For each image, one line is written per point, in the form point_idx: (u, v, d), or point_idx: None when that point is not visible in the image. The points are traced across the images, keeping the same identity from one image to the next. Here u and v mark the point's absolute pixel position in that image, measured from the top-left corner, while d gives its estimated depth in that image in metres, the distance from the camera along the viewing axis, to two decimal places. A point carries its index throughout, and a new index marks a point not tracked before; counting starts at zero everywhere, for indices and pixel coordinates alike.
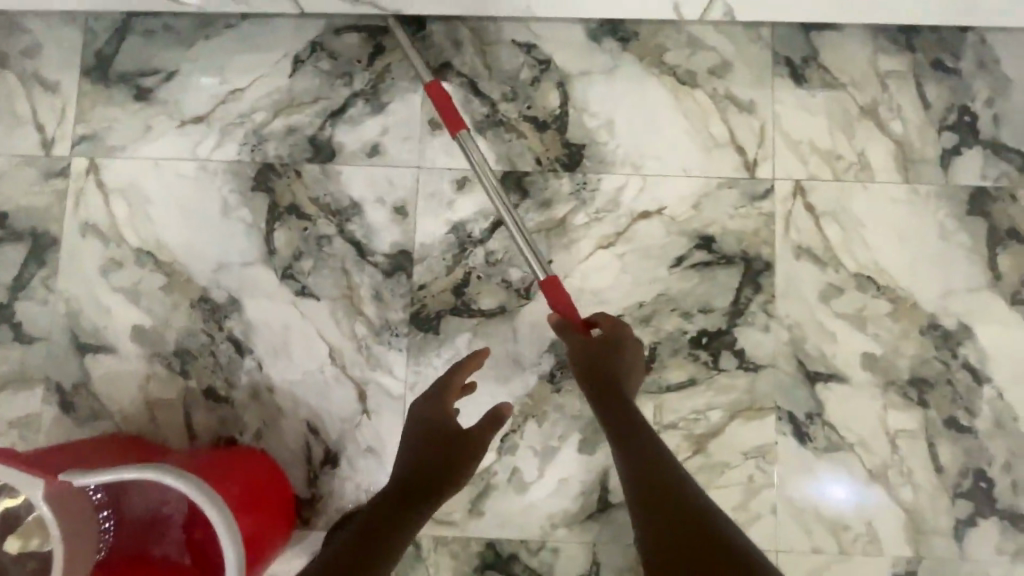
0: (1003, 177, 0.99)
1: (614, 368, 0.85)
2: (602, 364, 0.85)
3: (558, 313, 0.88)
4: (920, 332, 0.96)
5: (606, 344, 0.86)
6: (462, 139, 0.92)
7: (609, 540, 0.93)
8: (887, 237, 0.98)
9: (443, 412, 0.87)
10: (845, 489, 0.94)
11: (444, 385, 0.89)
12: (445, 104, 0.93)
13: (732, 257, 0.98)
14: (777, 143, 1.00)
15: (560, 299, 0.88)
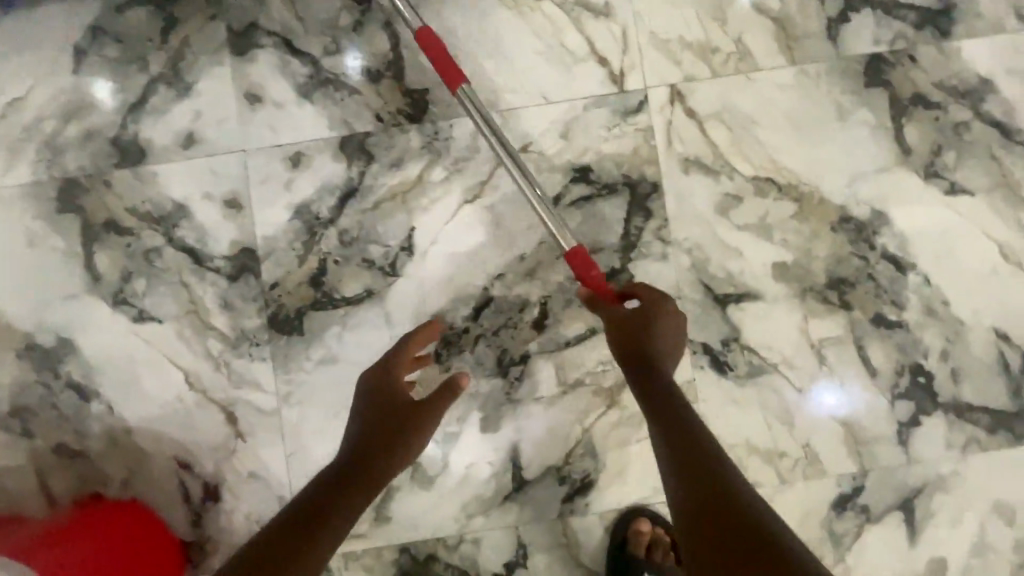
0: (898, 38, 0.88)
1: (644, 333, 0.71)
2: (630, 333, 0.72)
3: (586, 286, 0.76)
4: (831, 229, 0.87)
5: (641, 315, 0.72)
6: (462, 96, 0.77)
7: (532, 519, 0.85)
8: (781, 131, 0.87)
9: (397, 385, 0.74)
10: (837, 395, 0.86)
11: (394, 355, 0.78)
12: (438, 55, 0.77)
13: (614, 185, 0.87)
14: (643, 47, 0.88)
15: (586, 270, 0.75)
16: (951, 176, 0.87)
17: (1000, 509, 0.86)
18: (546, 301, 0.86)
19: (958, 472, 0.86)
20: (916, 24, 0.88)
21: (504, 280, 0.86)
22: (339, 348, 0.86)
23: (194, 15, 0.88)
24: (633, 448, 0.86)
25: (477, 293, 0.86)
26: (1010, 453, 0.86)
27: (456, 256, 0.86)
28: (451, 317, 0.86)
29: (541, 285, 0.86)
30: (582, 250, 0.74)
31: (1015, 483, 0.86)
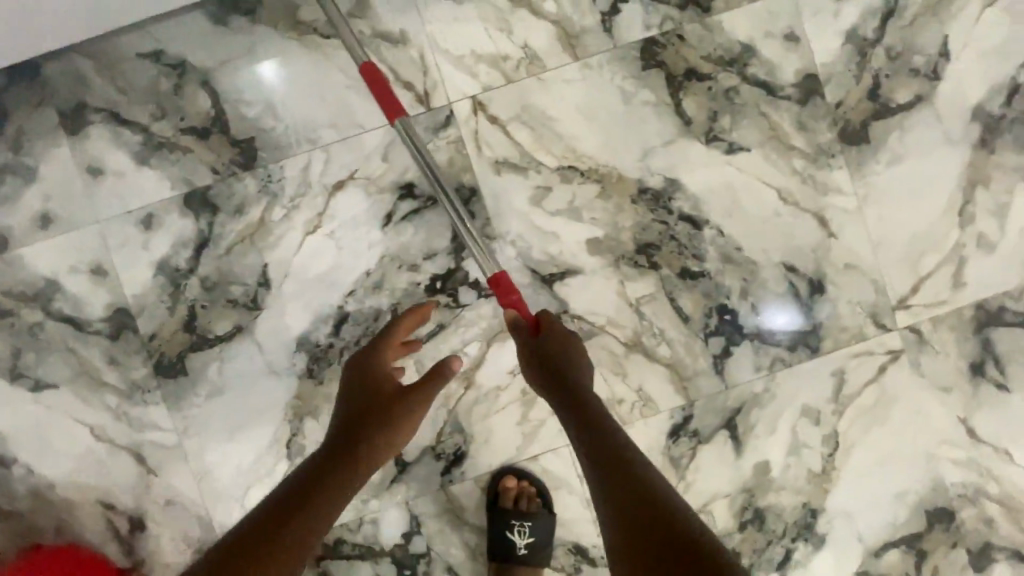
0: (665, 20, 0.98)
1: (562, 358, 0.84)
2: (552, 359, 0.84)
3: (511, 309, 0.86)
4: (632, 201, 0.99)
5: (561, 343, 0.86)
6: (400, 127, 0.85)
7: (418, 493, 0.99)
8: (575, 122, 0.98)
9: (386, 371, 0.87)
10: (788, 316, 1.01)
11: (383, 338, 0.90)
12: (380, 89, 0.85)
13: (437, 195, 0.97)
14: (440, 66, 0.97)
15: (510, 291, 0.86)
16: (729, 137, 0.99)
17: (808, 413, 1.02)
18: (396, 307, 0.98)
19: (769, 388, 1.01)
20: (679, 5, 0.98)
21: (356, 296, 0.97)
22: (223, 381, 0.97)
23: (24, 103, 0.95)
24: (493, 419, 0.99)
25: (334, 311, 0.97)
26: (810, 365, 1.01)
27: (310, 282, 0.97)
28: (316, 336, 0.97)
29: (390, 294, 0.97)
30: (504, 275, 0.86)
31: (816, 389, 1.01)
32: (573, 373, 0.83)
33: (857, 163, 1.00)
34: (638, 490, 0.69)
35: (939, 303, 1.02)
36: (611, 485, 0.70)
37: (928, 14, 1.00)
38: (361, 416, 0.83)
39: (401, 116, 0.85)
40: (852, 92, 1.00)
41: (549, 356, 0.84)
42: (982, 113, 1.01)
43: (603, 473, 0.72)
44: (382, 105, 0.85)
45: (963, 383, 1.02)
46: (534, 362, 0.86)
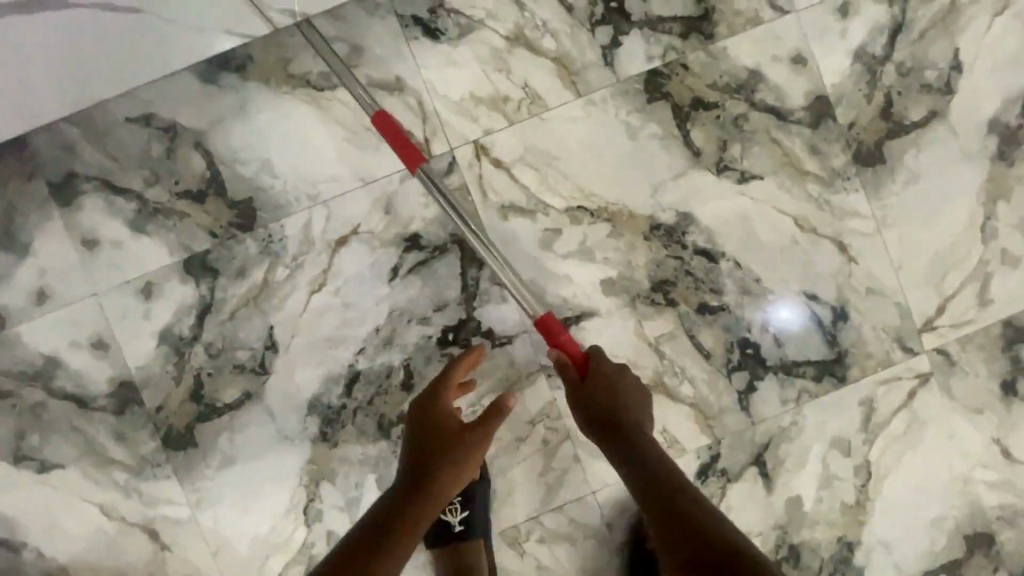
0: (668, 50, 0.95)
1: (616, 399, 0.83)
2: (605, 399, 0.83)
3: (557, 350, 0.84)
4: (645, 238, 0.96)
5: (610, 378, 0.84)
6: (422, 174, 0.83)
7: None
8: (582, 160, 0.95)
9: (448, 413, 0.84)
10: (790, 311, 0.97)
11: (443, 379, 0.87)
12: (396, 138, 0.82)
13: (443, 244, 0.94)
14: (439, 112, 0.94)
15: (558, 333, 0.82)
16: (740, 166, 0.96)
17: (838, 443, 0.98)
18: (408, 362, 0.95)
19: (797, 421, 0.98)
20: (682, 34, 0.95)
21: (366, 354, 0.94)
22: (234, 450, 0.94)
23: (12, 177, 0.91)
24: (516, 470, 0.96)
25: (345, 370, 0.94)
26: (837, 395, 0.98)
27: (318, 343, 0.94)
28: (328, 397, 0.94)
29: (401, 349, 0.94)
30: (551, 316, 0.82)
31: (845, 418, 0.98)
32: (629, 416, 0.82)
33: (874, 184, 0.97)
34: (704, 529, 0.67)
35: (967, 323, 0.99)
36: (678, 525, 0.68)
37: (937, 27, 0.97)
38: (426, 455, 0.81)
39: (421, 164, 0.83)
40: (864, 112, 0.97)
41: (601, 398, 0.83)
42: (998, 126, 0.98)
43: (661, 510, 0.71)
44: (401, 155, 0.83)
45: (996, 403, 0.99)
46: (584, 406, 0.84)
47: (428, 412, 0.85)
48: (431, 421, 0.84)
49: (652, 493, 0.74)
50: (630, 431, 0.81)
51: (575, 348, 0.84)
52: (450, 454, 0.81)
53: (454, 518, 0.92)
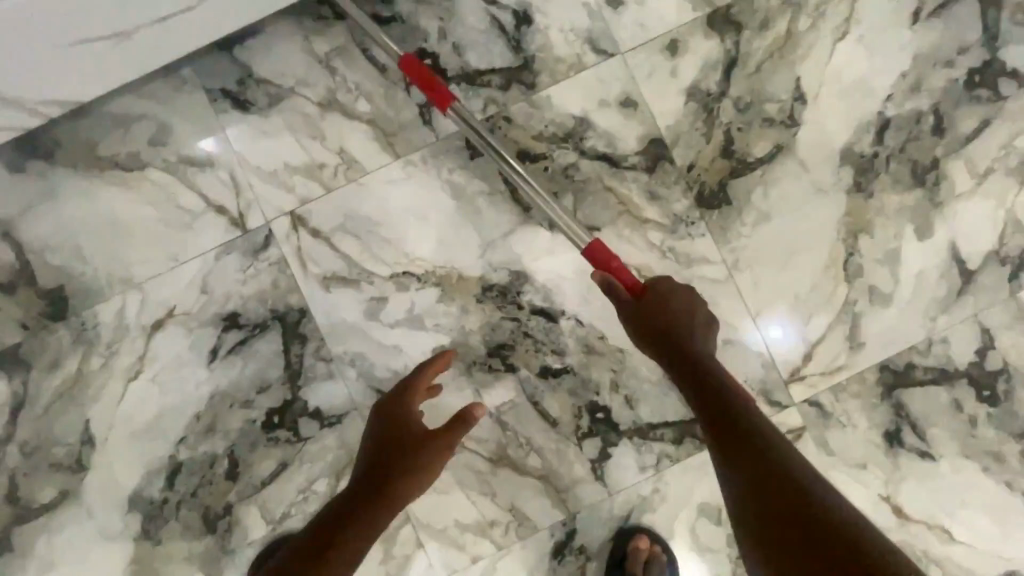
0: (489, 103, 0.91)
1: (672, 327, 0.78)
2: (665, 325, 0.78)
3: (609, 277, 0.80)
4: (478, 301, 0.90)
5: (668, 309, 0.79)
6: (456, 110, 0.82)
7: None
8: (405, 224, 0.90)
9: (410, 414, 0.80)
10: (782, 328, 0.91)
11: (410, 383, 0.83)
12: (425, 78, 0.81)
13: (264, 322, 0.90)
14: (253, 184, 0.90)
15: (609, 260, 0.80)
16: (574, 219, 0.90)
17: (707, 511, 0.90)
18: (232, 449, 0.89)
19: (659, 489, 0.90)
20: (502, 86, 0.91)
21: (188, 442, 0.89)
22: (54, 552, 0.88)
23: None
24: None
25: (166, 461, 0.89)
26: (701, 457, 0.90)
27: (138, 434, 0.89)
28: (149, 491, 0.89)
29: (224, 436, 0.89)
30: (601, 242, 0.80)
31: (712, 483, 0.90)
32: (687, 340, 0.77)
33: (721, 227, 0.91)
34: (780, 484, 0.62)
35: (838, 369, 0.91)
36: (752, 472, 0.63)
37: (775, 58, 0.92)
38: (387, 458, 0.77)
39: (452, 103, 0.82)
40: (704, 152, 0.91)
41: (655, 322, 0.78)
42: (852, 156, 0.91)
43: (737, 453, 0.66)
44: (430, 94, 0.82)
45: (879, 456, 0.90)
46: (640, 332, 0.79)
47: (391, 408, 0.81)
48: (396, 419, 0.80)
49: (715, 420, 0.70)
50: (688, 354, 0.75)
51: (626, 275, 0.80)
52: (410, 460, 0.76)
53: None
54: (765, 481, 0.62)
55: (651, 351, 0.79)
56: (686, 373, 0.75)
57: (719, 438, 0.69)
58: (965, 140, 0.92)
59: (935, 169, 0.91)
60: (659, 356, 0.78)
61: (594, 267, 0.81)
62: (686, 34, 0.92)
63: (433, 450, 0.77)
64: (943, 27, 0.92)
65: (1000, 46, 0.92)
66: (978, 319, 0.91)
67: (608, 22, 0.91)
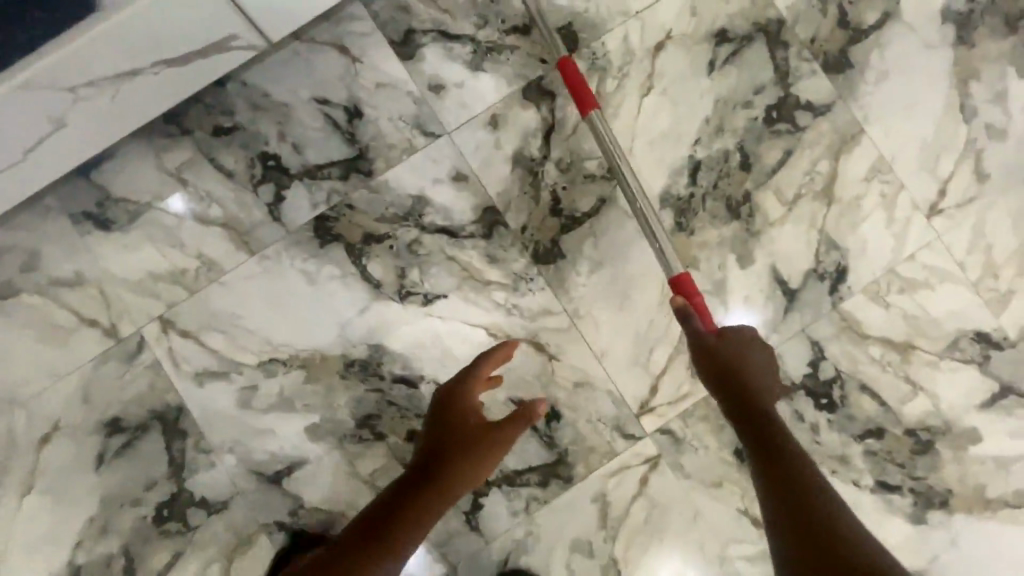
0: (332, 193, 0.99)
1: (741, 357, 0.84)
2: (737, 366, 0.83)
3: (692, 308, 0.86)
4: (342, 376, 0.97)
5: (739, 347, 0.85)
6: (593, 119, 0.91)
7: None
8: (266, 314, 0.97)
9: (463, 416, 0.87)
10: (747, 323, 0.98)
11: (464, 380, 0.88)
12: (575, 80, 0.91)
13: (144, 423, 0.96)
14: (122, 296, 0.97)
15: (693, 294, 0.86)
16: (422, 289, 0.98)
17: (579, 547, 0.95)
18: (127, 547, 0.95)
19: (531, 532, 0.95)
20: (341, 177, 0.99)
21: (84, 545, 0.94)
22: None
23: None
24: None
25: (65, 566, 0.94)
26: (567, 496, 0.96)
27: (35, 544, 0.94)
28: None
29: (117, 534, 0.95)
30: (689, 276, 0.87)
31: (579, 519, 0.96)
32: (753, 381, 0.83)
33: (559, 279, 0.98)
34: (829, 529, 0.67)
35: (683, 397, 0.97)
36: (806, 511, 0.69)
37: None
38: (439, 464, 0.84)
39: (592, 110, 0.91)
40: (534, 214, 0.99)
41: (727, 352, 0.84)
42: (671, 198, 0.99)
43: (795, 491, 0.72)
44: (576, 94, 0.91)
45: (733, 473, 0.97)
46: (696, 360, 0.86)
47: (452, 405, 0.87)
48: (449, 428, 0.87)
49: (774, 463, 0.76)
50: (754, 395, 0.81)
51: (706, 311, 0.86)
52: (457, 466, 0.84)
53: None
54: (800, 501, 0.71)
55: (707, 373, 0.84)
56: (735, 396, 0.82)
57: (773, 470, 0.75)
58: (771, 171, 1.00)
59: (748, 201, 0.99)
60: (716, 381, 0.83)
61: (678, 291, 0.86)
62: (505, 108, 1.00)
63: (476, 457, 0.85)
64: (738, 71, 1.01)
65: (793, 82, 1.01)
66: (806, 334, 0.98)
67: (432, 107, 1.00)
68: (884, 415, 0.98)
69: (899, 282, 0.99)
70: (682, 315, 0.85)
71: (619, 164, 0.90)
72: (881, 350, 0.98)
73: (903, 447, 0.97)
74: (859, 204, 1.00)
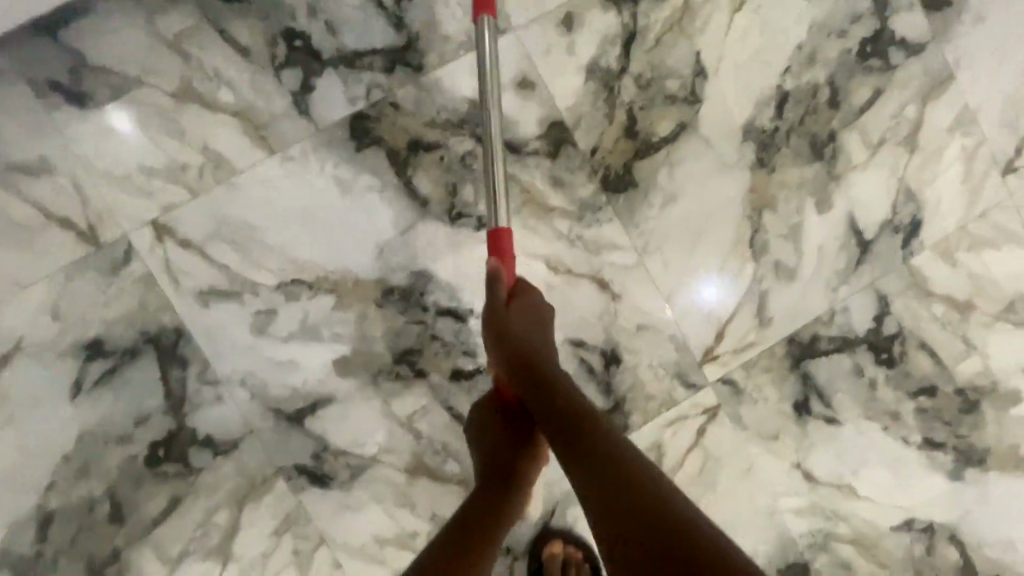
0: (373, 88, 0.83)
1: (535, 345, 0.69)
2: (524, 344, 0.68)
3: (496, 266, 0.72)
4: (379, 305, 0.84)
5: (526, 316, 0.71)
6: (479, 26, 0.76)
7: None
8: (290, 227, 0.82)
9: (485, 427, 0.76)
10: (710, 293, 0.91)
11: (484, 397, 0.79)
12: None
13: (134, 347, 0.80)
14: (103, 192, 0.79)
15: (501, 249, 0.73)
16: (476, 211, 0.85)
17: None
18: (113, 490, 0.80)
19: None
20: (386, 69, 0.83)
21: (58, 488, 0.79)
22: None
23: None
24: None
25: (34, 511, 0.79)
26: None
27: None
28: (18, 546, 0.79)
29: (100, 477, 0.80)
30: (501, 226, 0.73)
31: None
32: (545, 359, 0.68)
33: (628, 211, 0.88)
34: (626, 488, 0.52)
35: (749, 346, 0.92)
36: (598, 479, 0.54)
37: (674, 31, 0.88)
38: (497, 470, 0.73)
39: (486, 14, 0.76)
40: (606, 134, 0.87)
41: (523, 342, 0.69)
42: (754, 131, 0.90)
43: (585, 458, 0.57)
44: None
45: (790, 427, 0.93)
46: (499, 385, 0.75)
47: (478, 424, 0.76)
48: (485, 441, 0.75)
49: (567, 441, 0.59)
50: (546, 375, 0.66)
51: (509, 269, 0.73)
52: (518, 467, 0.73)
53: None
54: (601, 476, 0.54)
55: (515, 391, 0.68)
56: (534, 387, 0.65)
57: (564, 447, 0.59)
58: (858, 112, 0.93)
59: (832, 142, 0.92)
60: (523, 394, 0.66)
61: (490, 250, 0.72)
62: (581, 7, 0.86)
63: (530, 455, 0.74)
64: None
65: (891, 15, 0.93)
66: (875, 287, 0.94)
67: None
68: (938, 373, 0.96)
69: (969, 240, 0.96)
70: (489, 279, 0.72)
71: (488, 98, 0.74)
72: (944, 308, 0.96)
73: (952, 406, 0.97)
74: (940, 155, 0.95)
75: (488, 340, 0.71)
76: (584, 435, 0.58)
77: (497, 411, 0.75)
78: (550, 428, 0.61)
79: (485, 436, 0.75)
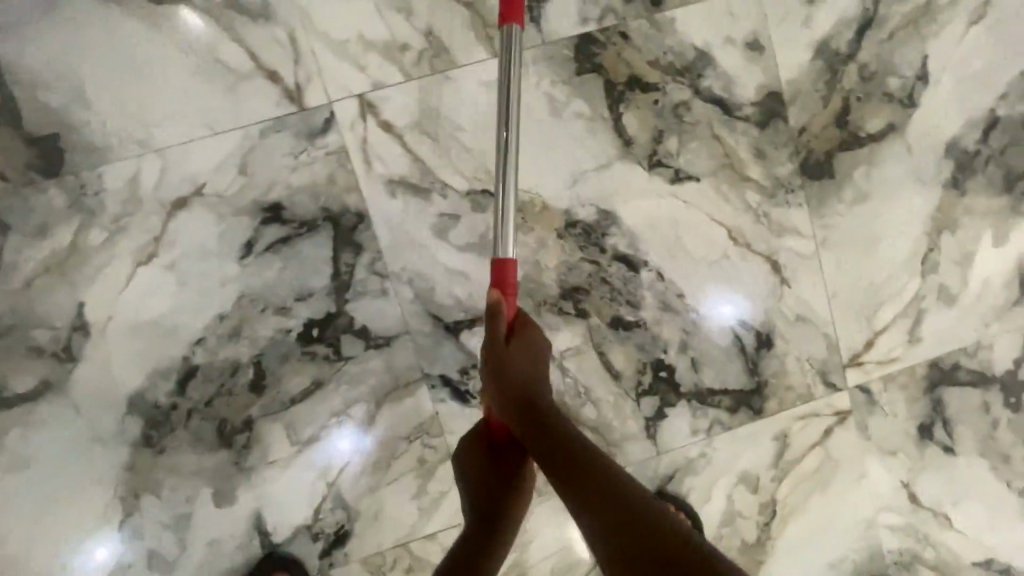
0: (607, 13, 0.79)
1: (530, 380, 0.64)
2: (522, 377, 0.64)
3: (500, 300, 0.68)
4: (559, 236, 0.82)
5: (529, 353, 0.67)
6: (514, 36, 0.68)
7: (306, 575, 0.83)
8: (493, 135, 0.79)
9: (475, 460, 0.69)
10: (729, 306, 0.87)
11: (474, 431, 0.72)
12: None
13: (313, 221, 0.77)
14: (318, 53, 0.75)
15: (508, 284, 0.68)
16: (675, 164, 0.83)
17: (746, 479, 0.91)
18: (260, 360, 0.78)
19: (705, 453, 0.90)
20: None
21: (206, 345, 0.77)
22: (29, 450, 0.76)
23: None
24: (384, 492, 0.83)
25: (179, 363, 0.77)
26: (750, 428, 0.90)
27: (145, 328, 0.76)
28: (155, 394, 0.77)
29: (250, 344, 0.78)
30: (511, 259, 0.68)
31: (757, 453, 0.91)
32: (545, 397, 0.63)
33: (818, 200, 0.87)
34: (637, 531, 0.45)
35: (892, 360, 0.92)
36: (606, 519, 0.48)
37: (908, 29, 0.86)
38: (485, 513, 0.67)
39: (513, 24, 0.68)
40: (818, 117, 0.85)
41: (518, 377, 0.64)
42: (956, 149, 0.89)
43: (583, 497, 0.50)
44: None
45: (909, 446, 0.94)
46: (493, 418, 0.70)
47: (466, 462, 0.70)
48: (474, 477, 0.69)
49: (566, 482, 0.53)
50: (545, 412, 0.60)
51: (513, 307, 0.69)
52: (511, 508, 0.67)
53: (322, 531, 0.83)
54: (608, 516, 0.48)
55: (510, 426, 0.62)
56: (536, 421, 0.59)
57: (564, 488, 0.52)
58: None
59: None
60: (515, 429, 0.61)
61: (493, 284, 0.68)
62: None
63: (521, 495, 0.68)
64: None
65: None
66: None
67: None
68: None
69: None
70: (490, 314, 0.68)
71: (508, 101, 0.68)
72: None
73: None
74: None
75: (484, 375, 0.66)
76: (573, 468, 0.53)
77: (484, 449, 0.70)
78: (548, 465, 0.55)
79: (471, 466, 0.70)
